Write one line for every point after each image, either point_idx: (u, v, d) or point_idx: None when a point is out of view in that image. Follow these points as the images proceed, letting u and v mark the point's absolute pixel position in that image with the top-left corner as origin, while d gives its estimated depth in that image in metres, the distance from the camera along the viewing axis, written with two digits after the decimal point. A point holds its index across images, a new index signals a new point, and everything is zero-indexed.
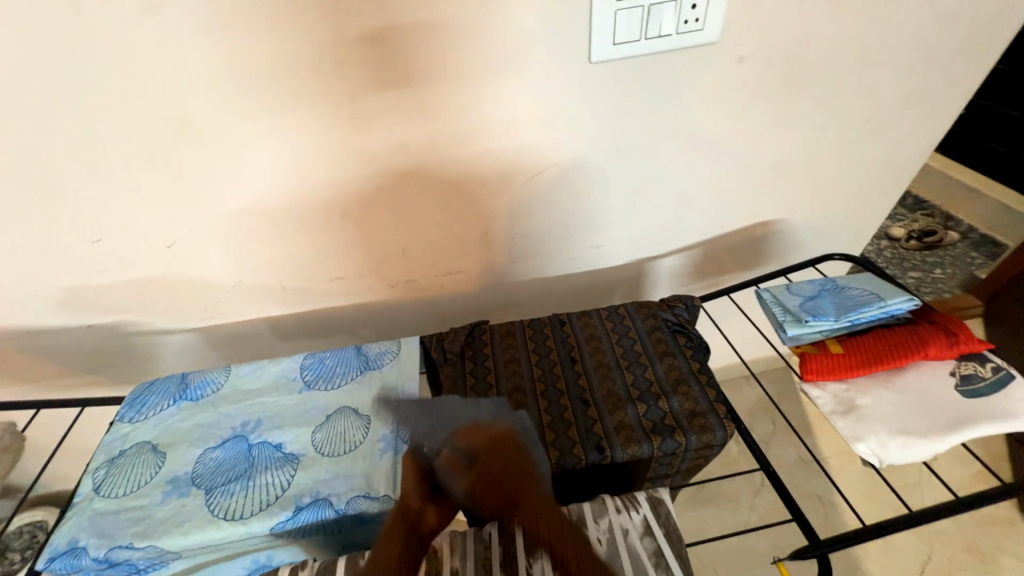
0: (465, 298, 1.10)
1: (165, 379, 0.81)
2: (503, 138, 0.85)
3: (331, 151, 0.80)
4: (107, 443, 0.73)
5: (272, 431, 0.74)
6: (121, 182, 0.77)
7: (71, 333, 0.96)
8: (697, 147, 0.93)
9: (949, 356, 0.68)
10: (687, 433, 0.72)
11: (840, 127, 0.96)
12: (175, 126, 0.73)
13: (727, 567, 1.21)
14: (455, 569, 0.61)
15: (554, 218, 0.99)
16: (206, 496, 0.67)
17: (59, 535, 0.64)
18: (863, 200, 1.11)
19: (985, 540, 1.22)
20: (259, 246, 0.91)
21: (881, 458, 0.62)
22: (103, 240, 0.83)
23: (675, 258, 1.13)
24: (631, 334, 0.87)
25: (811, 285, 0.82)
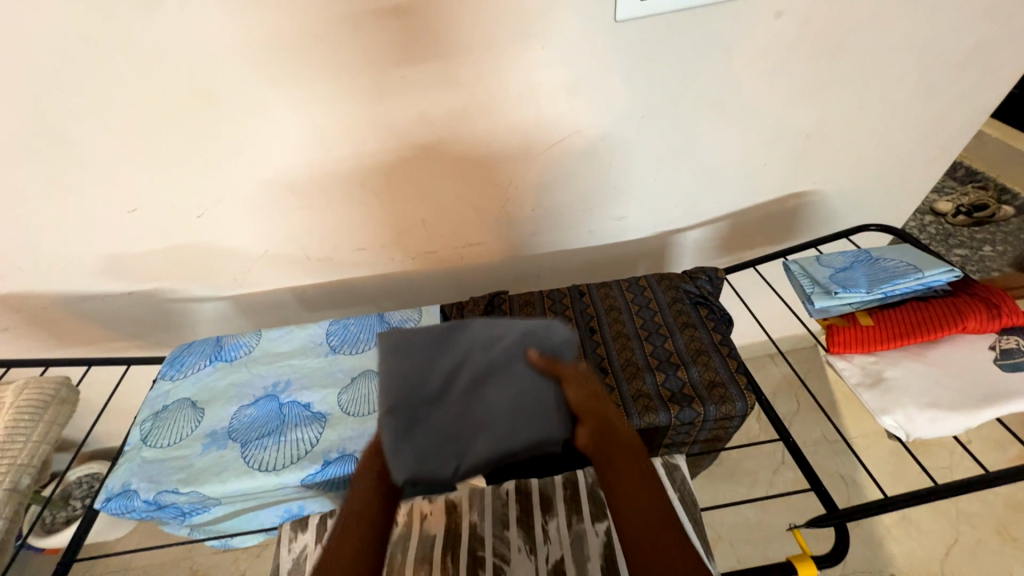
0: (485, 270, 1.11)
1: (201, 341, 0.86)
2: (523, 105, 0.83)
3: (352, 121, 0.81)
4: (151, 399, 0.78)
5: (301, 391, 0.77)
6: (153, 152, 0.80)
7: (115, 299, 1.02)
8: (727, 112, 0.89)
9: (989, 330, 0.65)
10: (705, 403, 0.72)
11: (884, 89, 0.89)
12: (201, 96, 0.75)
13: (743, 540, 1.22)
14: (473, 523, 0.64)
15: (575, 188, 0.97)
16: (242, 449, 0.71)
17: (113, 479, 0.70)
18: (906, 169, 1.05)
19: (1018, 525, 1.18)
20: (284, 217, 0.93)
21: (907, 432, 0.61)
22: (139, 210, 0.87)
23: (700, 231, 1.10)
24: (651, 304, 0.86)
25: (843, 257, 0.78)
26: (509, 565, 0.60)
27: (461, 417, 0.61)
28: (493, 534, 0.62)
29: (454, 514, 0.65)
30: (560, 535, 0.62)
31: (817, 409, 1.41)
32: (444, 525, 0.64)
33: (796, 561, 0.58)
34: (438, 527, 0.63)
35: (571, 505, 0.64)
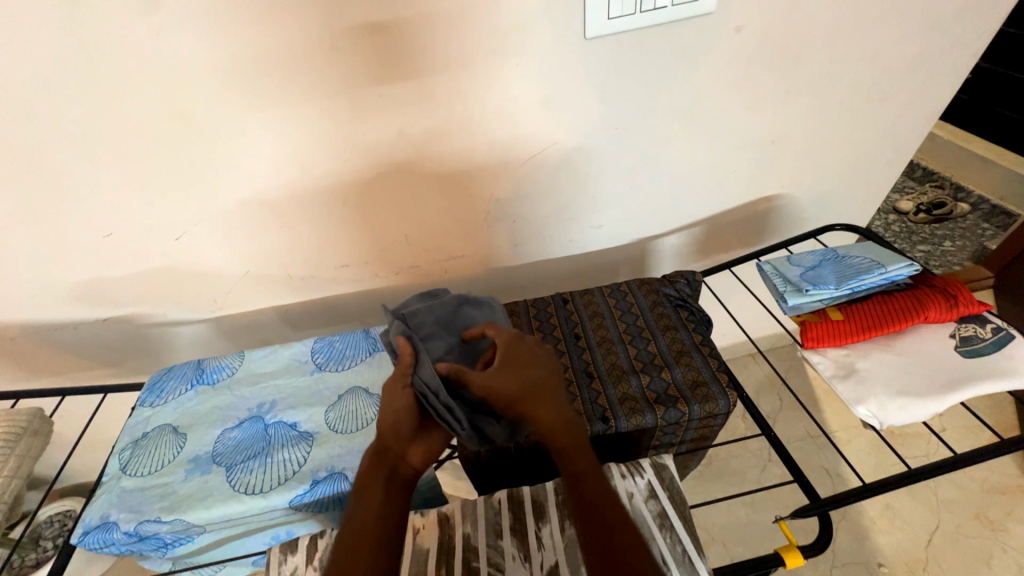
0: (469, 282, 1.12)
1: (181, 366, 0.84)
2: (501, 119, 0.85)
3: (332, 139, 0.82)
4: (130, 426, 0.76)
5: (287, 411, 0.76)
6: (129, 176, 0.80)
7: (89, 326, 0.99)
8: (696, 122, 0.93)
9: (950, 318, 0.69)
10: (689, 402, 0.73)
11: (840, 97, 0.95)
12: (179, 118, 0.75)
13: (736, 539, 1.23)
14: (466, 535, 0.63)
15: (554, 199, 0.99)
16: (227, 473, 0.70)
17: (90, 511, 0.67)
18: (866, 172, 1.11)
19: (993, 507, 1.22)
20: (265, 237, 0.93)
21: (881, 419, 0.63)
22: (115, 234, 0.86)
23: (677, 236, 1.14)
24: (634, 309, 0.88)
25: (811, 255, 0.82)
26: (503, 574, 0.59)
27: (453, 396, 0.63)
28: (487, 544, 0.62)
29: (446, 527, 0.64)
30: (554, 541, 0.61)
31: (799, 405, 1.44)
32: (437, 539, 0.63)
33: (783, 552, 0.60)
34: (430, 541, 0.63)
35: (563, 509, 0.64)
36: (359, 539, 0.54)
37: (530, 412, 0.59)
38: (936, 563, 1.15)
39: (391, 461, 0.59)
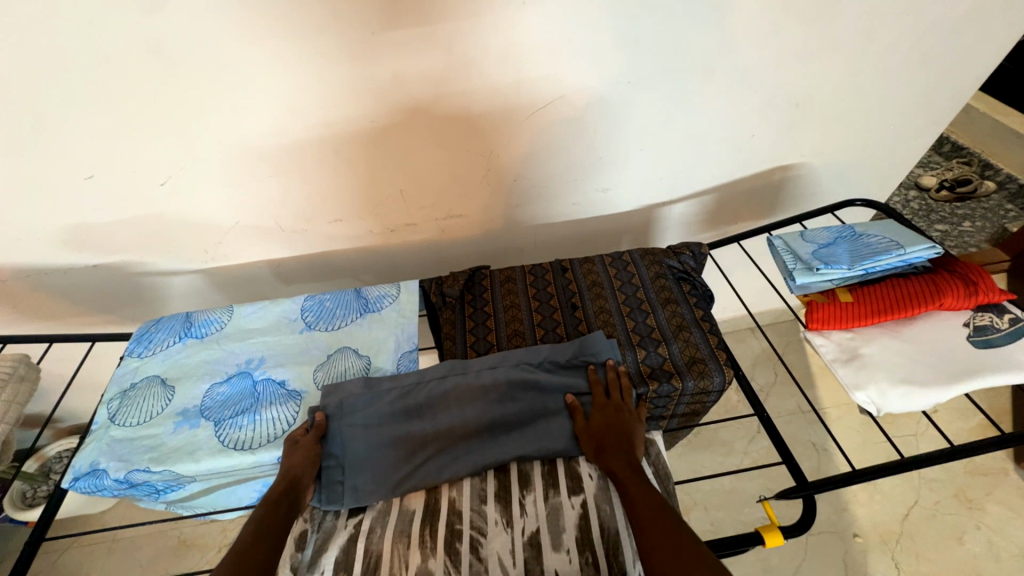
0: (466, 243, 1.08)
1: (169, 318, 0.83)
2: (504, 68, 0.78)
3: (321, 81, 0.75)
4: (118, 377, 0.76)
5: (275, 368, 0.75)
6: (106, 114, 0.74)
7: (80, 272, 0.97)
8: (716, 80, 0.85)
9: (965, 306, 0.66)
10: (684, 378, 0.72)
11: (880, 57, 0.86)
12: (153, 53, 0.69)
13: (717, 504, 1.27)
14: (451, 499, 0.62)
15: (559, 159, 0.94)
16: (215, 427, 0.70)
17: (80, 458, 0.68)
18: (893, 143, 1.03)
19: (975, 487, 1.24)
20: (256, 187, 0.89)
21: (878, 406, 0.62)
22: (96, 176, 0.82)
23: (686, 205, 1.08)
24: (635, 280, 0.84)
25: (827, 232, 0.77)
26: (485, 538, 0.59)
27: (511, 413, 0.67)
28: (471, 507, 0.61)
29: (433, 489, 0.63)
30: (537, 508, 0.61)
31: (794, 381, 1.44)
32: (423, 501, 0.62)
33: (764, 531, 0.60)
34: (416, 503, 0.62)
35: (548, 479, 0.63)
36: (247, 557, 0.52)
37: (610, 458, 0.63)
38: (911, 536, 1.19)
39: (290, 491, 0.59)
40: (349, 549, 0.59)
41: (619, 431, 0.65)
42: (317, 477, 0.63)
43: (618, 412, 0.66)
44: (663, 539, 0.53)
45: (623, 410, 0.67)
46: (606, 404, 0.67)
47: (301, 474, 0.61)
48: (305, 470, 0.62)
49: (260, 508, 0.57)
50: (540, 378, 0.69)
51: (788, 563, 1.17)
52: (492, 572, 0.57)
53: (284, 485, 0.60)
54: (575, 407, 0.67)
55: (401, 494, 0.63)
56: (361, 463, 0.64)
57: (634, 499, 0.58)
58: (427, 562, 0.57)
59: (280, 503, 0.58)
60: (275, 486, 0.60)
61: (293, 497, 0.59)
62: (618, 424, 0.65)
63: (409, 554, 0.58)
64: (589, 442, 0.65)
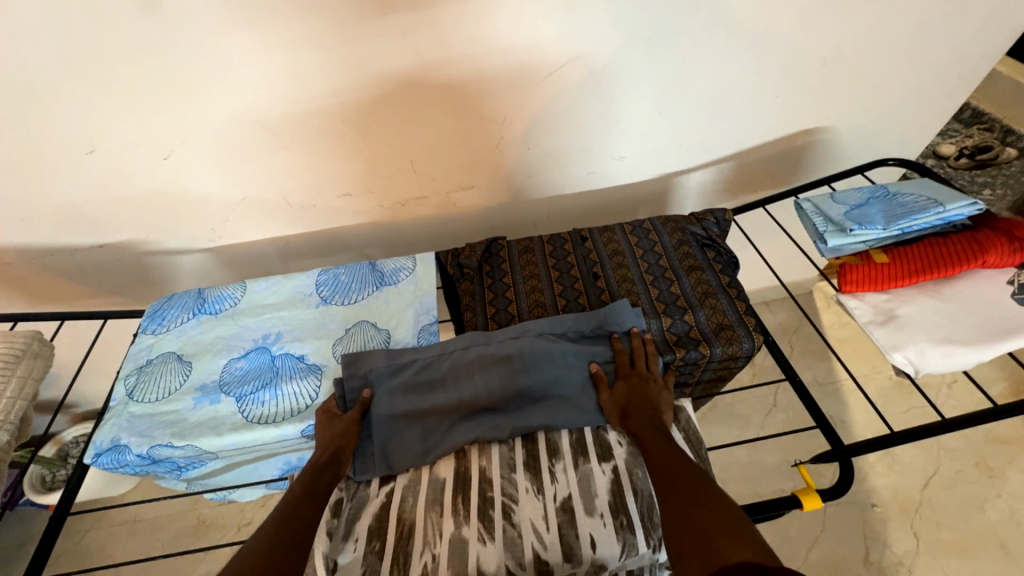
0: (478, 217, 1.05)
1: (182, 294, 0.81)
2: (518, 24, 0.74)
3: (325, 42, 0.71)
4: (133, 353, 0.74)
5: (293, 343, 0.74)
6: (103, 83, 0.70)
7: (86, 252, 0.95)
8: (740, 36, 0.81)
9: (1009, 264, 0.63)
10: (712, 345, 0.70)
11: (918, 6, 0.81)
12: (147, 13, 0.65)
13: (735, 477, 1.26)
14: (481, 468, 0.61)
15: (574, 126, 0.90)
16: (236, 402, 0.69)
17: (101, 434, 0.67)
18: (924, 103, 0.99)
19: (996, 456, 1.23)
20: (261, 160, 0.86)
21: (917, 367, 0.60)
22: (97, 151, 0.79)
23: (705, 172, 1.05)
24: (657, 248, 0.82)
25: (858, 194, 0.74)
26: (517, 504, 0.59)
27: (538, 384, 0.65)
28: (501, 475, 0.60)
29: (462, 458, 0.62)
30: (567, 475, 0.60)
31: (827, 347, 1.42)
32: (453, 469, 0.61)
33: (802, 495, 0.59)
34: (445, 471, 0.61)
35: (577, 448, 0.62)
36: (288, 521, 0.53)
37: (635, 426, 0.61)
38: (931, 505, 1.18)
39: (335, 458, 0.60)
40: (381, 517, 0.58)
41: (644, 400, 0.63)
42: (353, 451, 0.62)
43: (644, 382, 0.65)
44: (698, 508, 0.51)
45: (648, 379, 0.65)
46: (630, 373, 0.65)
47: (343, 445, 0.61)
48: (342, 441, 0.61)
49: (301, 479, 0.57)
50: (564, 348, 0.67)
51: (807, 533, 1.17)
52: (526, 537, 0.56)
53: (327, 455, 0.60)
54: (599, 376, 0.66)
55: (432, 461, 0.62)
56: (388, 432, 0.63)
57: (664, 468, 0.56)
58: (461, 530, 0.56)
59: (323, 473, 0.58)
60: (316, 456, 0.60)
61: (336, 466, 0.59)
62: (642, 393, 0.64)
63: (442, 522, 0.57)
64: (613, 411, 0.63)
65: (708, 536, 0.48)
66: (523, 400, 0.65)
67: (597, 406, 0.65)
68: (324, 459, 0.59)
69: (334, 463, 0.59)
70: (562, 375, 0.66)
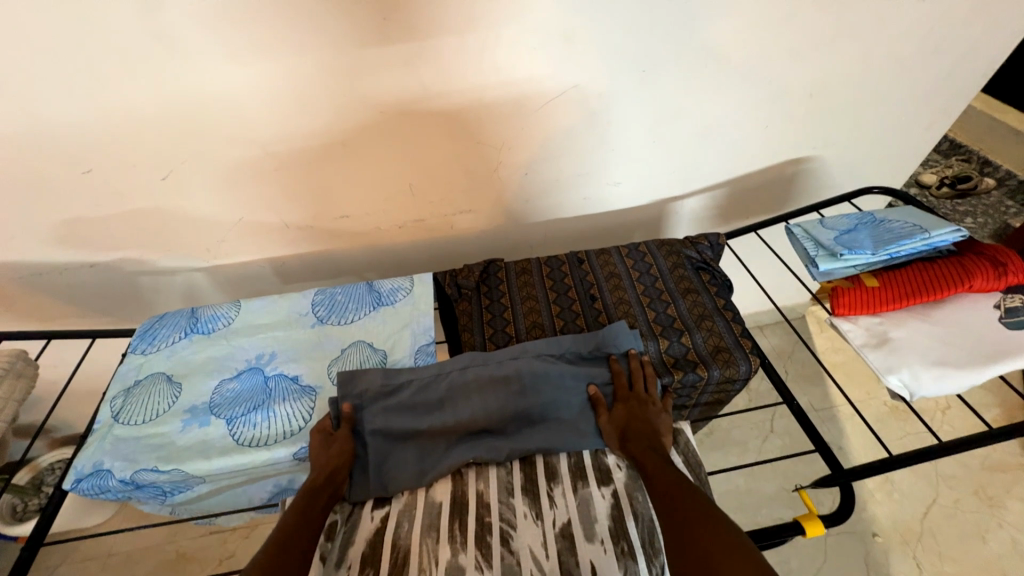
0: (475, 239, 1.06)
1: (174, 314, 0.80)
2: (519, 54, 0.77)
3: (330, 69, 0.73)
4: (122, 373, 0.73)
5: (287, 364, 0.73)
6: (109, 104, 0.72)
7: (77, 271, 0.94)
8: (729, 70, 0.85)
9: (995, 288, 0.65)
10: (709, 367, 0.71)
11: (894, 45, 0.86)
12: (156, 38, 0.66)
13: (733, 505, 1.24)
14: (479, 492, 0.60)
15: (570, 153, 0.93)
16: (226, 425, 0.67)
17: (82, 458, 0.65)
18: (904, 134, 1.03)
19: (992, 483, 1.23)
20: (261, 182, 0.86)
21: (912, 390, 0.60)
22: (96, 170, 0.79)
23: (698, 198, 1.08)
24: (653, 270, 0.83)
25: (847, 219, 0.76)
26: (515, 530, 0.57)
27: (536, 406, 0.64)
28: (499, 500, 0.59)
29: (459, 480, 0.61)
30: (566, 500, 0.59)
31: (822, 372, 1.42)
32: (450, 493, 0.60)
33: (804, 521, 0.58)
34: (442, 495, 0.60)
35: (576, 471, 0.61)
36: (282, 549, 0.51)
37: (634, 449, 0.60)
38: (930, 534, 1.17)
39: (330, 481, 0.58)
40: (375, 543, 0.56)
41: (643, 422, 0.63)
42: (348, 474, 0.60)
43: (642, 405, 0.64)
44: (699, 532, 0.50)
45: (646, 401, 0.65)
46: (628, 395, 0.65)
47: (338, 467, 0.59)
48: (337, 462, 0.59)
49: (293, 502, 0.56)
50: (563, 369, 0.67)
51: (808, 564, 1.14)
52: (525, 564, 0.54)
53: (321, 478, 0.58)
54: (598, 398, 0.65)
55: (428, 484, 0.60)
56: (383, 455, 0.61)
57: (665, 492, 0.55)
58: (458, 557, 0.55)
59: (317, 497, 0.56)
60: (310, 479, 0.58)
61: (331, 489, 0.58)
62: (640, 415, 0.63)
63: (438, 549, 0.55)
64: (613, 433, 0.63)
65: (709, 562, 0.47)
66: (521, 421, 0.64)
67: (596, 429, 0.64)
68: (318, 483, 0.57)
69: (329, 486, 0.58)
70: (561, 397, 0.65)
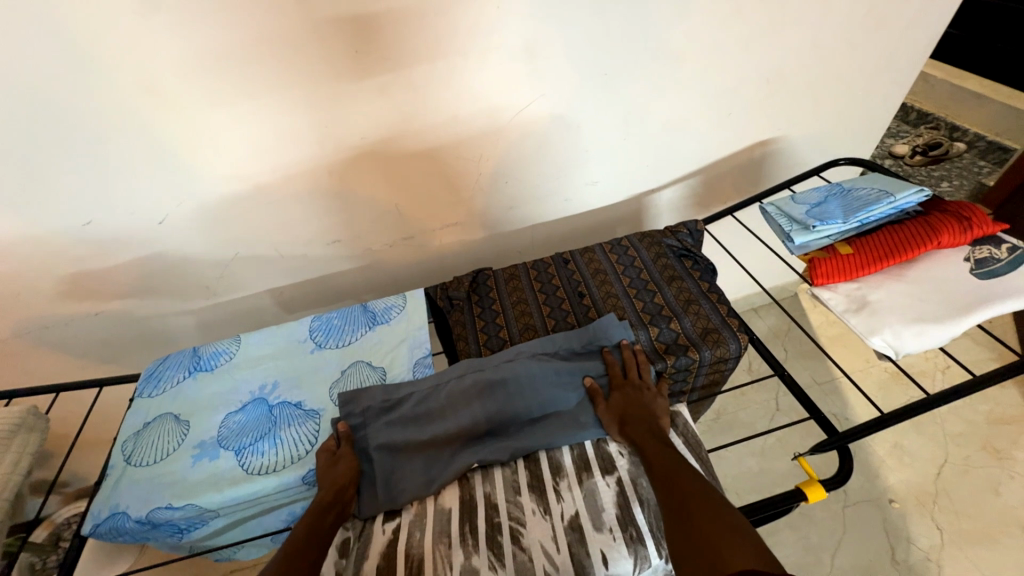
0: (464, 251, 1.08)
1: (177, 354, 0.82)
2: (485, 72, 0.80)
3: (307, 102, 0.76)
4: (131, 417, 0.74)
5: (290, 391, 0.74)
6: (102, 158, 0.75)
7: (80, 322, 0.96)
8: (690, 63, 0.88)
9: (962, 242, 0.67)
10: (700, 349, 0.72)
11: (843, 23, 0.90)
12: (142, 91, 0.70)
13: (748, 486, 1.24)
14: (486, 494, 0.61)
15: (546, 157, 0.95)
16: (235, 455, 0.69)
17: (99, 503, 0.66)
18: (866, 106, 1.06)
19: (1000, 437, 1.23)
20: (250, 218, 0.89)
21: (896, 349, 0.62)
22: (94, 222, 0.82)
23: (675, 189, 1.10)
24: (637, 263, 0.85)
25: (816, 193, 0.79)
26: (525, 528, 0.58)
27: (535, 405, 0.66)
28: (507, 499, 0.60)
29: (466, 485, 0.62)
30: (573, 493, 0.60)
31: (819, 347, 1.43)
32: (458, 498, 0.61)
33: (804, 487, 0.60)
34: (451, 500, 0.61)
35: (580, 463, 0.62)
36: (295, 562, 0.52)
37: (635, 432, 0.62)
38: (946, 494, 1.17)
39: (339, 497, 0.60)
40: (389, 554, 0.57)
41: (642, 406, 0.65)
42: (357, 489, 0.62)
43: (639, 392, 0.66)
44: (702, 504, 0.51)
45: (641, 388, 0.67)
46: (624, 384, 0.67)
47: (346, 483, 0.61)
48: (345, 481, 0.61)
49: (305, 519, 0.57)
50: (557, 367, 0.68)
51: (829, 538, 1.14)
52: (537, 560, 0.55)
53: (330, 495, 0.59)
54: (594, 390, 0.67)
55: (436, 492, 0.62)
56: (390, 469, 0.63)
57: (667, 471, 0.57)
58: (471, 560, 0.56)
59: (327, 513, 0.58)
60: (319, 497, 0.60)
61: (339, 506, 0.59)
62: (636, 401, 0.65)
63: (451, 553, 0.56)
64: (612, 419, 0.64)
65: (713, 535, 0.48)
66: (521, 421, 0.66)
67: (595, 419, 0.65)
68: (327, 500, 0.59)
69: (338, 502, 0.59)
70: (560, 395, 0.67)
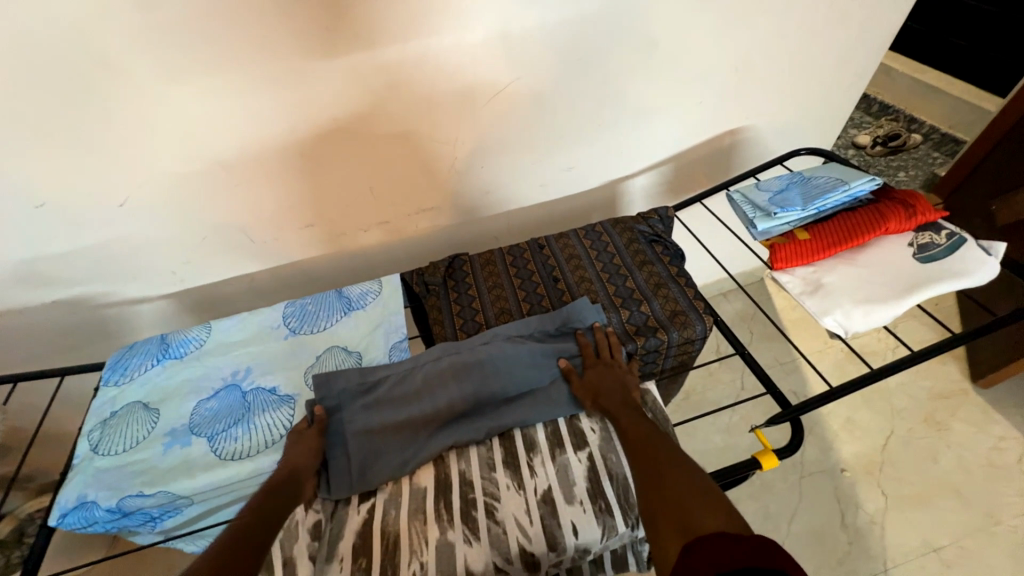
0: (440, 236, 1.08)
1: (144, 342, 0.79)
2: (460, 55, 0.80)
3: (276, 82, 0.74)
4: (97, 407, 0.73)
5: (264, 377, 0.74)
6: (54, 136, 0.71)
7: (36, 310, 0.92)
8: (663, 51, 0.90)
9: (907, 228, 0.72)
10: (668, 330, 0.75)
11: (808, 15, 0.93)
12: (96, 66, 0.66)
13: (714, 461, 1.31)
14: (462, 471, 0.63)
15: (522, 142, 0.96)
16: (209, 442, 0.68)
17: (65, 493, 0.65)
18: (828, 97, 1.11)
19: (940, 411, 1.34)
20: (218, 202, 0.86)
21: (846, 328, 0.67)
22: (48, 204, 0.78)
23: (648, 175, 1.12)
24: (610, 248, 0.87)
25: (779, 180, 0.83)
26: (499, 502, 0.60)
27: (507, 385, 0.68)
28: (481, 475, 0.62)
29: (441, 464, 0.64)
30: (546, 468, 0.63)
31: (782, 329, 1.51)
32: (434, 476, 0.63)
33: (759, 456, 0.64)
34: (427, 479, 0.63)
35: (553, 440, 0.65)
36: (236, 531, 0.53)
37: (608, 408, 0.65)
38: (891, 463, 1.26)
39: (293, 475, 0.60)
40: (364, 533, 0.59)
41: (614, 383, 0.67)
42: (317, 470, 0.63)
43: (611, 370, 0.69)
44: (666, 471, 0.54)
45: (614, 366, 0.70)
46: (597, 363, 0.70)
47: (301, 463, 0.61)
48: (312, 463, 0.62)
49: (257, 495, 0.58)
50: (530, 349, 0.70)
51: (786, 506, 1.22)
52: (509, 532, 0.58)
53: (284, 474, 0.60)
54: (569, 369, 0.69)
55: (410, 472, 0.63)
56: (363, 450, 0.64)
57: (635, 444, 0.60)
58: (447, 534, 0.58)
59: (279, 490, 0.58)
60: (274, 476, 0.60)
61: (294, 485, 0.60)
62: (609, 378, 0.68)
63: (426, 529, 0.58)
64: (586, 396, 0.67)
65: (675, 497, 0.51)
66: (495, 401, 0.68)
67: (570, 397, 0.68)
68: (281, 480, 0.60)
69: (294, 481, 0.60)
70: (534, 376, 0.69)
